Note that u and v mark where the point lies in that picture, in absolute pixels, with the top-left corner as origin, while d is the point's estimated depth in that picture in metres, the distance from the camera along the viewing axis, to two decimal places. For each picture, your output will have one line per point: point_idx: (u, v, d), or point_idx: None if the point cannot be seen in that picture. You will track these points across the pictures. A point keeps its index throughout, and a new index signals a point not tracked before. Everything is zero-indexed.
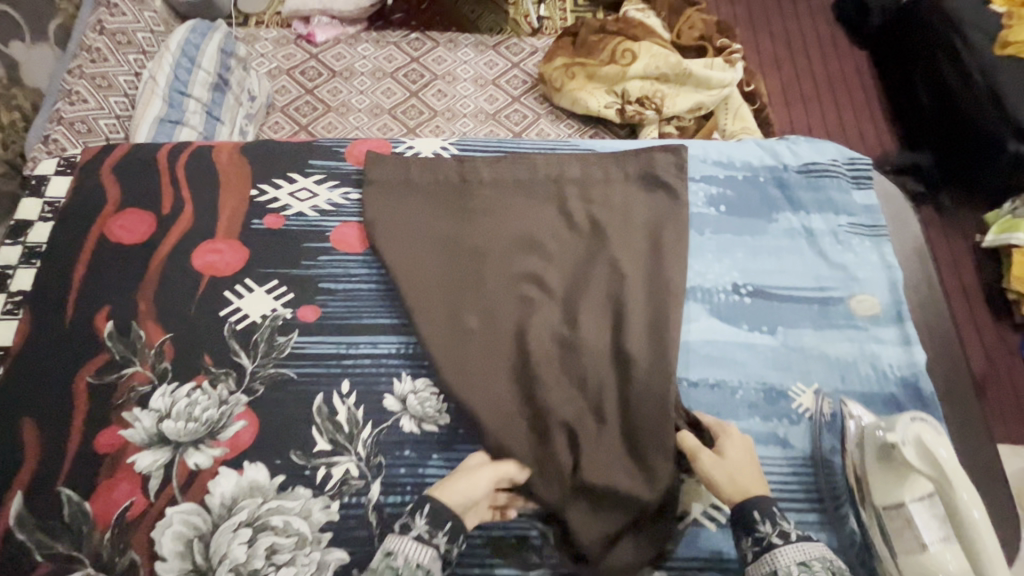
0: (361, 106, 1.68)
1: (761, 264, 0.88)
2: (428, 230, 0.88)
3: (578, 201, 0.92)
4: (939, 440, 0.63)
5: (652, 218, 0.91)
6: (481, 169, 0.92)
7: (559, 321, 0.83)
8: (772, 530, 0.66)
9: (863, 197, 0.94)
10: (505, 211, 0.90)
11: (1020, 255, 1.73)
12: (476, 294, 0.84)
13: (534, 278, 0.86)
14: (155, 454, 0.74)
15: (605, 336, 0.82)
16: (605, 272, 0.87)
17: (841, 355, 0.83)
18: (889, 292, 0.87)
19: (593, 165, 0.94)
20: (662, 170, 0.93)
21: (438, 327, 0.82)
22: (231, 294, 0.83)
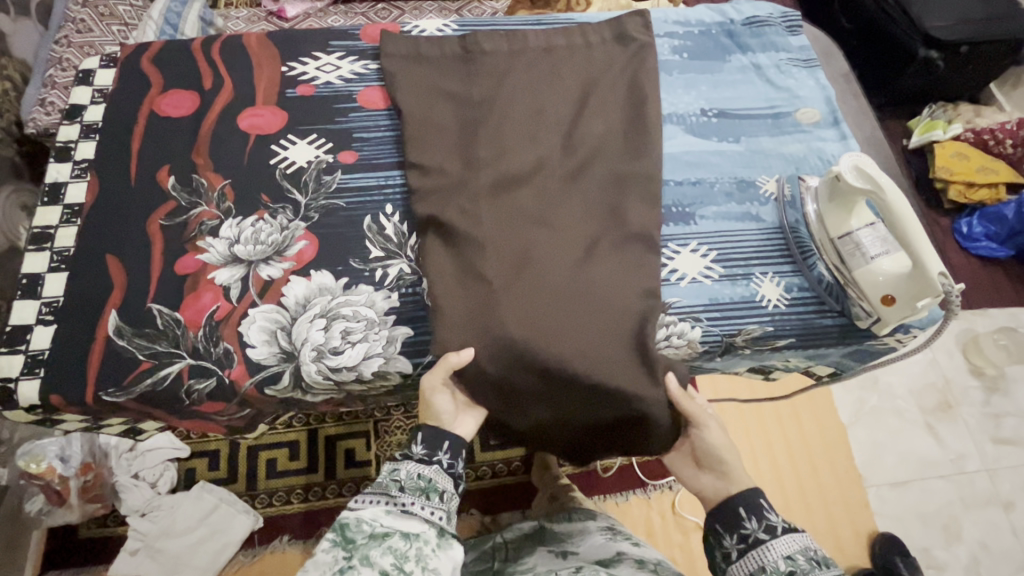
0: None
1: (722, 93, 1.06)
2: (436, 88, 0.99)
3: (566, 59, 1.03)
4: (873, 164, 0.81)
5: (631, 64, 1.03)
6: (481, 39, 1.03)
7: (559, 145, 0.95)
8: (757, 527, 0.79)
9: (798, 40, 1.13)
10: (503, 68, 1.01)
11: (942, 148, 1.99)
12: (482, 134, 0.94)
13: (534, 117, 0.97)
14: (231, 271, 0.85)
15: (604, 153, 0.95)
16: (597, 103, 0.99)
17: (794, 152, 1.01)
18: (825, 105, 1.06)
19: (574, 33, 1.06)
20: (634, 27, 1.06)
21: (453, 161, 0.92)
22: (277, 147, 0.96)
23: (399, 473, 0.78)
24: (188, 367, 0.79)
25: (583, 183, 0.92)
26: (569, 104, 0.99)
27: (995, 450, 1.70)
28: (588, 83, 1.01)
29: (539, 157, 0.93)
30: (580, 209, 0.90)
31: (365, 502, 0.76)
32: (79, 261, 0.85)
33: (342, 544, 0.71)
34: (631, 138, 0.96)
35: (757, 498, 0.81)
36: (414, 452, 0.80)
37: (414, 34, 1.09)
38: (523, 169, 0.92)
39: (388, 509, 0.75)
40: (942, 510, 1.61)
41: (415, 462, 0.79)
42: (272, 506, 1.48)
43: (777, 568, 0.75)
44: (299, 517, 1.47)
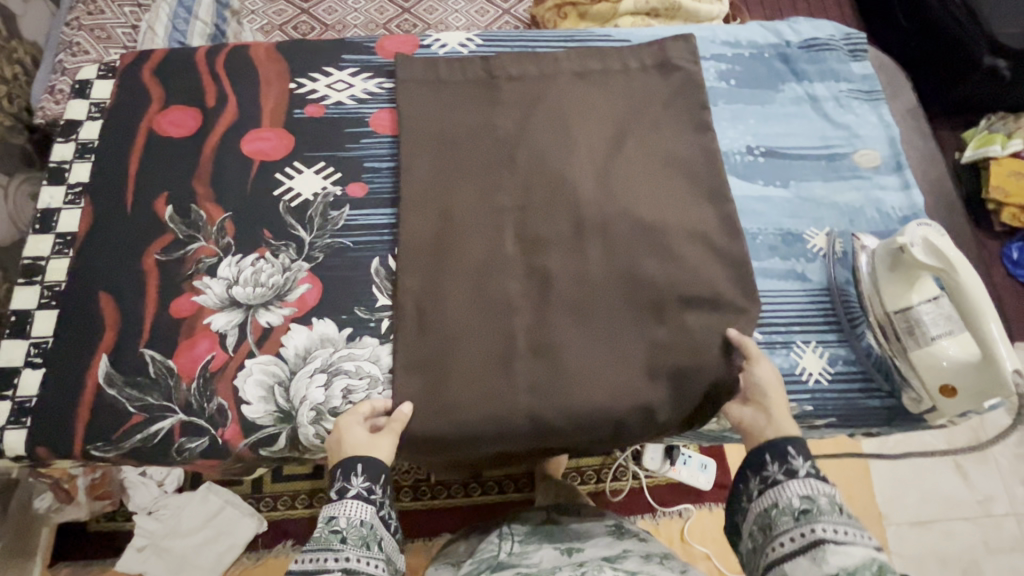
0: (357, 23, 1.76)
1: (771, 127, 0.96)
2: (459, 120, 0.90)
3: (600, 86, 0.93)
4: (943, 238, 0.72)
5: (671, 94, 0.93)
6: (506, 64, 0.94)
7: (593, 191, 0.87)
8: (778, 469, 0.72)
9: (860, 68, 1.01)
10: (535, 98, 0.92)
11: (998, 166, 1.82)
12: (510, 181, 0.87)
13: (569, 160, 0.88)
14: (228, 315, 0.80)
15: (640, 199, 0.86)
16: (635, 142, 0.90)
17: (848, 202, 0.91)
18: (888, 147, 0.95)
19: (611, 59, 0.95)
20: (677, 54, 0.95)
21: (476, 207, 0.85)
22: (282, 175, 0.89)
23: (337, 522, 0.71)
24: (179, 423, 0.75)
25: (614, 234, 0.84)
26: (604, 141, 0.90)
27: None
28: (627, 118, 0.91)
29: (572, 207, 0.86)
30: (607, 263, 0.83)
31: (305, 566, 0.68)
32: (71, 298, 0.80)
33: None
34: (675, 189, 0.87)
35: (786, 445, 0.73)
36: (337, 489, 0.72)
37: (434, 49, 1.00)
38: (556, 223, 0.85)
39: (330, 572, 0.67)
40: (965, 556, 1.53)
41: (354, 502, 0.72)
42: (276, 510, 1.46)
43: (792, 505, 0.69)
44: (304, 523, 1.45)
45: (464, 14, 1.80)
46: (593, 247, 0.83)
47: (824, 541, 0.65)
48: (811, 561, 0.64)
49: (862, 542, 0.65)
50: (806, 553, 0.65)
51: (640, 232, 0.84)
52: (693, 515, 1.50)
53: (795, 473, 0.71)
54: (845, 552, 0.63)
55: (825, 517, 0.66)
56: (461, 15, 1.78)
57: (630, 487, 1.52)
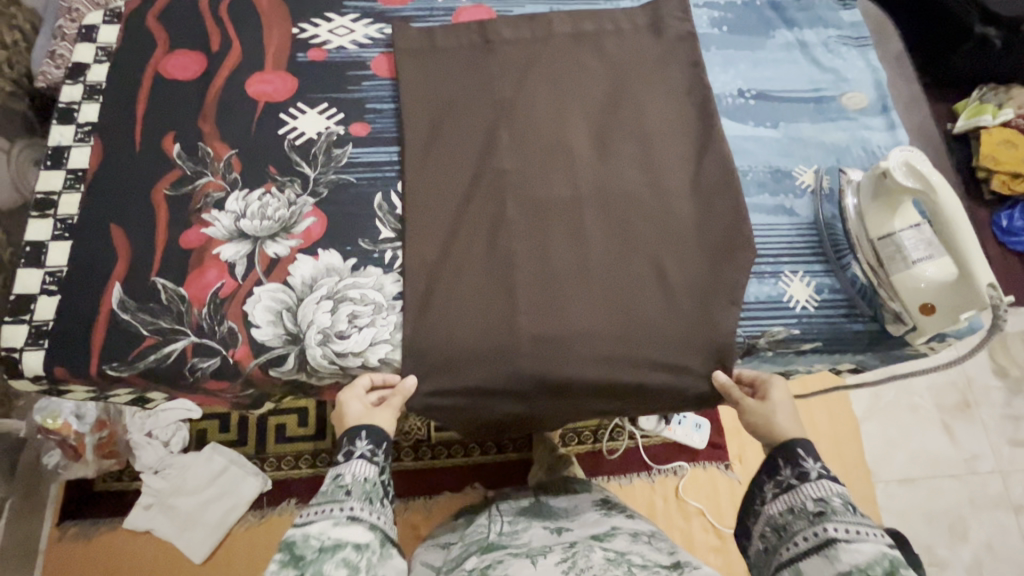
0: None
1: (762, 73, 0.99)
2: (459, 84, 0.94)
3: (594, 43, 0.99)
4: (925, 161, 0.75)
5: (661, 54, 0.99)
6: (501, 29, 0.99)
7: (589, 149, 0.91)
8: (791, 473, 0.76)
9: (849, 16, 1.04)
10: (533, 58, 0.97)
11: (988, 135, 1.85)
12: (509, 142, 0.91)
13: (565, 123, 0.93)
14: (237, 246, 0.82)
15: (635, 155, 0.91)
16: (629, 104, 0.94)
17: (836, 142, 0.94)
18: (874, 90, 0.98)
19: (605, 19, 1.00)
20: (668, 14, 1.00)
21: (478, 160, 0.89)
22: (286, 116, 0.91)
23: (342, 478, 0.73)
24: (192, 346, 0.78)
25: (611, 188, 0.89)
26: (597, 102, 0.95)
27: (1011, 452, 1.64)
28: (620, 83, 0.96)
29: (569, 166, 0.89)
30: (604, 214, 0.87)
31: (309, 516, 0.70)
32: (83, 230, 0.83)
33: (292, 561, 0.66)
34: (668, 146, 0.91)
35: (796, 447, 0.77)
36: (346, 452, 0.75)
37: None
38: (556, 180, 0.89)
39: (335, 520, 0.70)
40: (949, 511, 1.58)
41: (358, 462, 0.74)
42: (280, 469, 1.47)
43: (806, 509, 0.73)
44: (306, 482, 1.46)
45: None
46: (590, 199, 0.88)
47: (836, 540, 0.68)
48: (824, 559, 0.68)
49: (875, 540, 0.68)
50: (819, 551, 0.69)
51: (635, 188, 0.89)
52: (687, 472, 1.54)
53: (807, 475, 0.75)
54: (859, 549, 0.67)
55: (837, 517, 0.70)
56: None
57: (626, 446, 1.55)
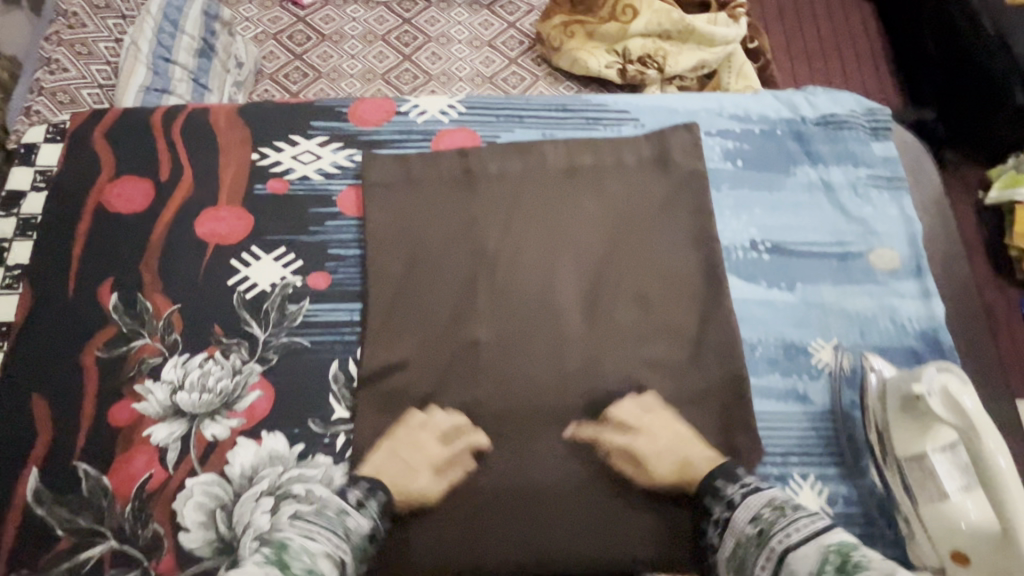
0: (354, 33, 1.47)
1: (779, 219, 0.87)
2: (436, 234, 0.84)
3: (592, 179, 0.88)
4: (963, 390, 0.66)
5: (669, 195, 0.87)
6: (488, 162, 0.88)
7: (579, 319, 0.80)
8: (721, 510, 0.67)
9: (882, 150, 0.92)
10: (521, 199, 0.86)
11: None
12: (489, 309, 0.80)
13: (554, 284, 0.82)
14: (170, 426, 0.73)
15: (630, 319, 0.80)
16: (626, 254, 0.84)
17: (860, 310, 0.83)
18: (907, 246, 0.86)
19: (604, 152, 0.89)
20: (675, 148, 0.89)
21: (453, 332, 0.79)
22: (237, 262, 0.81)
23: (348, 517, 0.64)
24: (110, 553, 0.68)
25: (601, 359, 0.77)
26: (592, 256, 0.84)
27: None
28: (618, 233, 0.85)
29: (556, 340, 0.78)
30: (593, 392, 0.76)
31: (306, 527, 0.61)
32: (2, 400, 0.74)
33: (276, 563, 0.57)
34: (669, 310, 0.81)
35: (717, 479, 0.69)
36: (357, 497, 0.66)
37: (412, 116, 0.91)
38: (538, 358, 0.77)
39: (325, 548, 0.60)
40: None
41: (363, 516, 0.65)
42: None
43: (746, 534, 0.63)
44: None
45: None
46: (577, 373, 0.77)
47: (786, 552, 0.59)
48: None
49: (813, 534, 0.59)
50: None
51: (630, 369, 0.77)
52: None
53: (745, 493, 0.66)
54: (807, 556, 0.57)
55: (777, 529, 0.61)
56: (464, 25, 1.51)
57: None
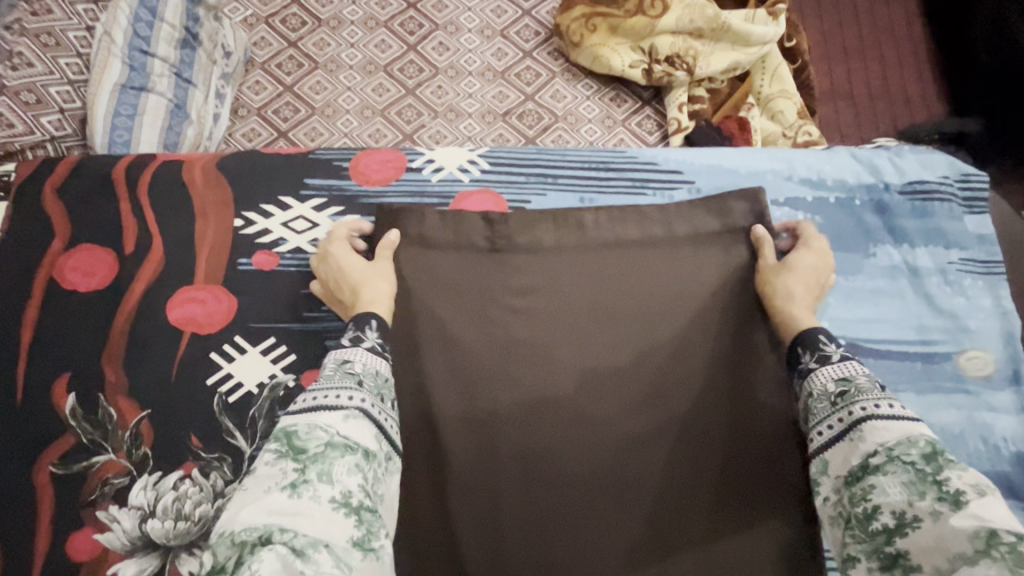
0: (355, 18, 1.24)
1: (855, 311, 0.75)
2: (452, 331, 0.70)
3: (639, 256, 0.74)
4: None
5: (729, 279, 0.74)
6: (516, 234, 0.75)
7: (618, 447, 0.67)
8: (811, 359, 0.59)
9: (976, 225, 0.79)
10: (553, 286, 0.73)
11: None
12: (513, 430, 0.67)
13: (590, 399, 0.68)
14: (141, 563, 0.62)
15: (678, 433, 0.68)
16: (676, 348, 0.70)
17: (946, 425, 0.71)
18: (1003, 346, 0.74)
19: (653, 222, 0.76)
20: (736, 220, 0.76)
21: (470, 455, 0.67)
22: (219, 357, 0.69)
23: (351, 365, 0.56)
24: None
25: (642, 480, 0.66)
26: (634, 363, 0.70)
27: None
28: (664, 333, 0.71)
29: (591, 470, 0.66)
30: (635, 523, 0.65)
31: (312, 401, 0.52)
32: None
33: (289, 453, 0.47)
34: (724, 420, 0.68)
35: (815, 335, 0.61)
36: (367, 341, 0.60)
37: (425, 174, 0.78)
38: (570, 478, 0.66)
39: (345, 411, 0.51)
40: None
41: (368, 352, 0.59)
42: None
43: (826, 390, 0.55)
44: None
45: (596, 100, 1.23)
46: (615, 496, 0.65)
47: (863, 419, 0.50)
48: (849, 443, 0.51)
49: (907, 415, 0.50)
50: (847, 436, 0.51)
51: (676, 513, 0.65)
52: None
53: (829, 359, 0.58)
54: (886, 427, 0.49)
55: (868, 393, 0.52)
56: (474, 12, 1.27)
57: None
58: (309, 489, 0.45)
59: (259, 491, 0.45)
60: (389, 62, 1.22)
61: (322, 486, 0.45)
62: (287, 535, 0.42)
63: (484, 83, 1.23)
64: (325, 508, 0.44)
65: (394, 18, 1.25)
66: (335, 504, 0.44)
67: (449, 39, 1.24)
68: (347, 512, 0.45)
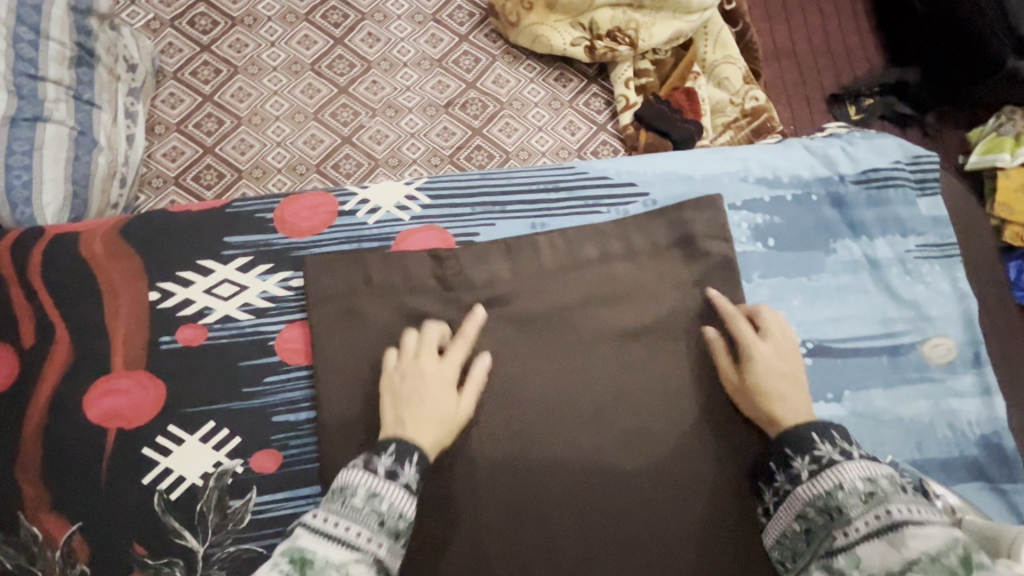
0: (273, 14, 1.10)
1: (820, 312, 0.73)
2: None
3: (600, 281, 0.71)
4: None
5: (694, 293, 0.71)
6: (468, 271, 0.69)
7: (600, 476, 0.64)
8: (831, 449, 0.56)
9: (929, 207, 0.78)
10: (564, 377, 0.67)
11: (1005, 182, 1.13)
12: (542, 548, 0.61)
13: (622, 502, 0.63)
14: None
15: (659, 454, 0.65)
16: (647, 365, 0.68)
17: (915, 416, 0.71)
18: (963, 330, 0.74)
19: (611, 241, 0.72)
20: (697, 229, 0.72)
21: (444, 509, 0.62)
22: (152, 451, 0.62)
23: (377, 499, 0.52)
24: None
25: (628, 508, 0.63)
26: (606, 385, 0.67)
27: None
28: (687, 417, 0.66)
29: (574, 504, 0.63)
30: (625, 555, 0.62)
31: (328, 526, 0.48)
32: None
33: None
34: (705, 434, 0.66)
35: (807, 430, 0.58)
36: (385, 467, 0.54)
37: (360, 215, 0.71)
38: (553, 515, 0.62)
39: (361, 554, 0.48)
40: None
41: (400, 489, 0.53)
42: None
43: (854, 488, 0.51)
44: None
45: (540, 81, 1.13)
46: (602, 529, 0.62)
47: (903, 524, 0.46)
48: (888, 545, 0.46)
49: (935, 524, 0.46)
50: (882, 538, 0.47)
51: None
52: None
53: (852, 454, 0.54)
54: (926, 534, 0.45)
55: (897, 497, 0.49)
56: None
57: None
58: None
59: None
60: (315, 59, 1.09)
61: None
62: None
63: (422, 73, 1.11)
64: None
65: (315, 10, 1.11)
66: None
67: (376, 28, 1.11)
68: None
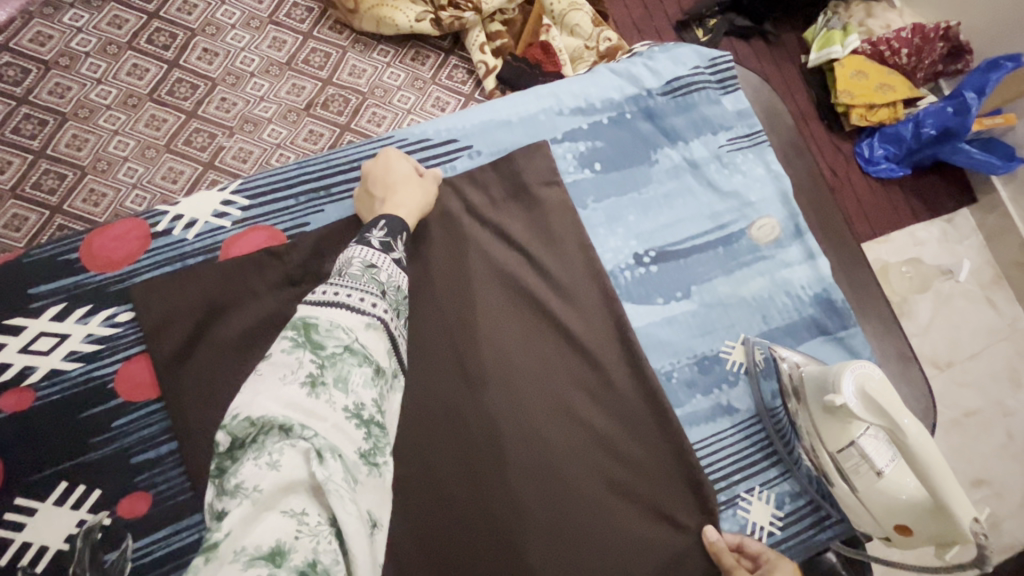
0: (89, 50, 0.99)
1: (655, 221, 0.78)
2: None
3: (447, 240, 0.72)
4: (885, 389, 0.60)
5: (535, 230, 0.73)
6: (307, 263, 0.67)
7: (467, 394, 0.67)
8: None
9: (733, 103, 0.84)
10: (424, 340, 0.68)
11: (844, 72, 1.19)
12: (435, 486, 0.64)
13: (491, 410, 0.67)
14: None
15: (519, 361, 0.69)
16: (495, 290, 0.71)
17: (757, 293, 0.78)
18: (782, 206, 0.81)
19: (445, 202, 0.73)
20: (526, 172, 0.74)
21: None
22: (5, 529, 0.58)
23: (378, 270, 0.54)
24: None
25: (498, 414, 0.66)
26: (460, 313, 0.69)
27: None
28: (549, 342, 0.70)
29: (447, 423, 0.66)
30: (504, 456, 0.65)
31: (332, 292, 0.50)
32: None
33: (307, 345, 0.45)
34: (557, 333, 0.70)
35: None
36: (380, 240, 0.58)
37: (176, 234, 0.68)
38: (430, 440, 0.65)
39: (367, 317, 0.49)
40: None
41: (394, 263, 0.57)
42: None
43: None
44: None
45: (398, 64, 1.08)
46: (478, 440, 0.65)
47: None
48: None
49: None
50: None
51: (615, 502, 0.66)
52: None
53: None
54: None
55: None
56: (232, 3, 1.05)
57: None
58: (326, 394, 0.43)
59: (274, 379, 0.43)
60: (152, 87, 1.00)
61: (337, 393, 0.43)
62: (306, 434, 0.40)
63: (273, 80, 1.04)
64: (338, 416, 0.43)
65: (138, 36, 1.01)
66: (348, 415, 0.43)
67: (212, 43, 1.03)
68: (359, 425, 0.44)
